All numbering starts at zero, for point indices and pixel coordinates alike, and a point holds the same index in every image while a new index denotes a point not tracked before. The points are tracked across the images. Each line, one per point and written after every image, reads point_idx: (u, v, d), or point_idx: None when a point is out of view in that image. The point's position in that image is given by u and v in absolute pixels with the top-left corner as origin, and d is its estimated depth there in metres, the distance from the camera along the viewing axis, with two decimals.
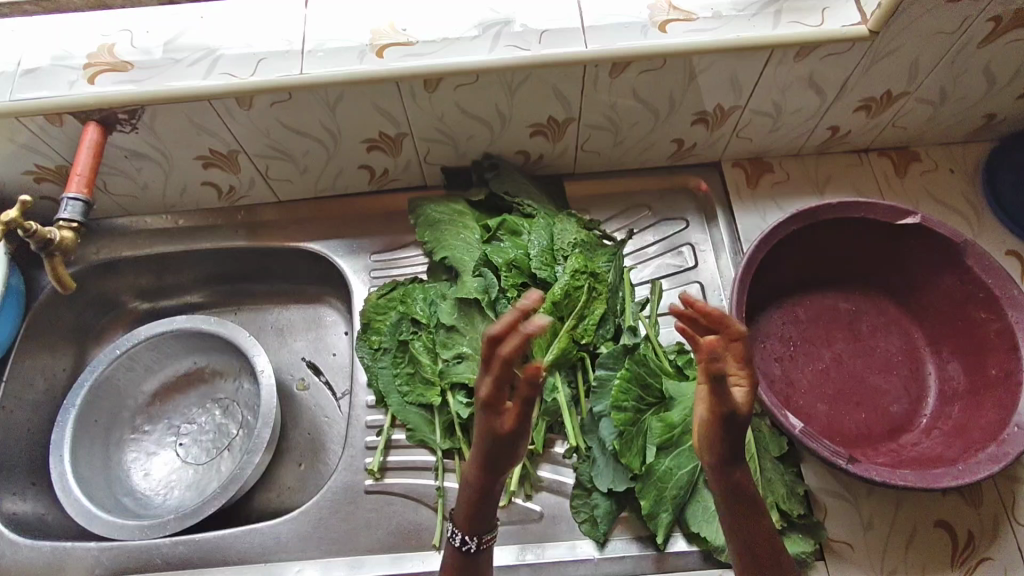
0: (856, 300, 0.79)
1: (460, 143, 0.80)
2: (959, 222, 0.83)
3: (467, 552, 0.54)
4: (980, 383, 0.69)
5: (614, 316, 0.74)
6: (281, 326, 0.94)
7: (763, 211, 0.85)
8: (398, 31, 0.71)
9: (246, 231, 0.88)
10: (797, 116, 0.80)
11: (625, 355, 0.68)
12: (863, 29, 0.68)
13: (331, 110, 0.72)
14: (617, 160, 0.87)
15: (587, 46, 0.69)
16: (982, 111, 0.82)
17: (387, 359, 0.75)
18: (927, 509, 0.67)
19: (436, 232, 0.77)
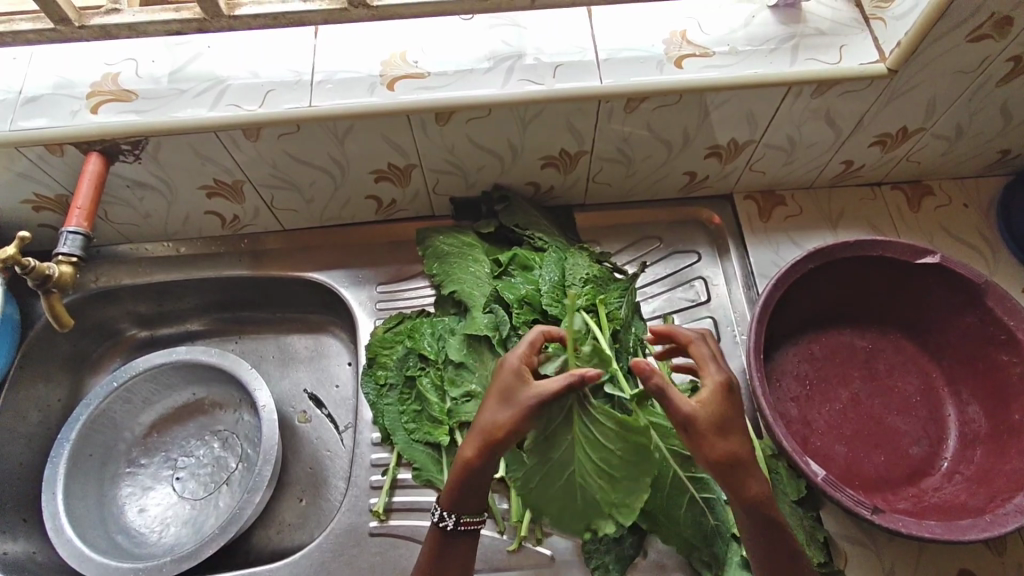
0: (873, 337, 0.77)
1: (470, 174, 0.79)
2: (973, 258, 0.82)
3: (443, 529, 0.60)
4: (1003, 427, 0.67)
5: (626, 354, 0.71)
6: (283, 356, 0.92)
7: (776, 245, 0.84)
8: (410, 63, 0.70)
9: (249, 259, 0.86)
10: (811, 150, 0.79)
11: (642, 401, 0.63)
12: (882, 67, 0.67)
13: (340, 141, 0.70)
14: (629, 192, 0.85)
15: (602, 81, 0.68)
16: (997, 146, 0.81)
17: (393, 395, 0.74)
18: (951, 557, 0.66)
19: (444, 266, 0.76)
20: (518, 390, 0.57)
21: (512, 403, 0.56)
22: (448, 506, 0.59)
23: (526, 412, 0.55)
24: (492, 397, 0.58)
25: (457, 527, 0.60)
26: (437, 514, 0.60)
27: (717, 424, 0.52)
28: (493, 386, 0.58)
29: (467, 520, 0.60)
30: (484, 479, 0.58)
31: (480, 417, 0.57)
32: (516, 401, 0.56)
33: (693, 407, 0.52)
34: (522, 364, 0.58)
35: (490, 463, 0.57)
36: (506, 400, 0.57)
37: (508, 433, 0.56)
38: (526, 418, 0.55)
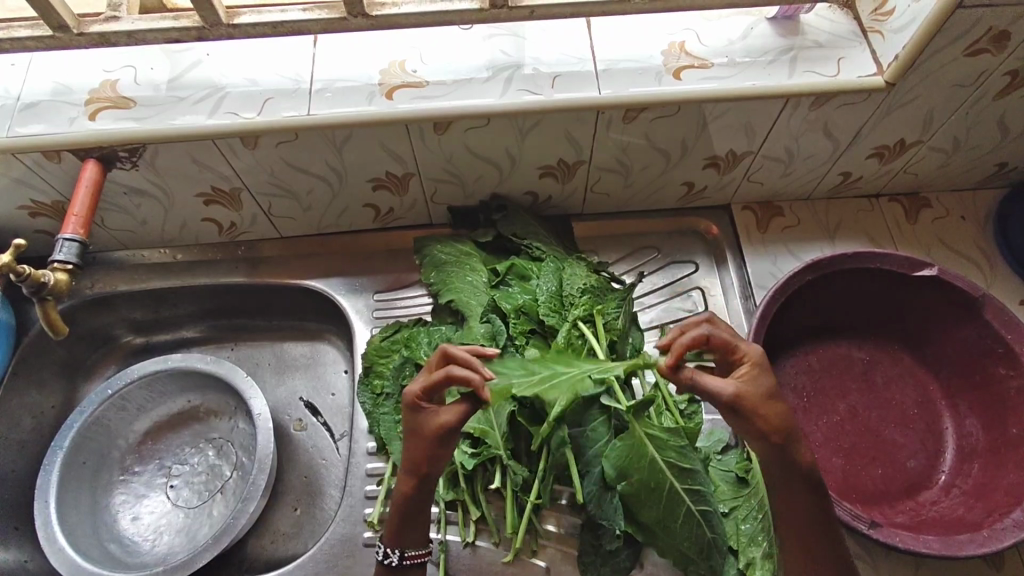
0: (870, 348, 0.77)
1: (468, 183, 0.79)
2: (970, 271, 0.82)
3: (387, 565, 0.61)
4: (1000, 441, 0.67)
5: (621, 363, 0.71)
6: (278, 363, 0.92)
7: (774, 256, 0.84)
8: (408, 71, 0.70)
9: (246, 267, 0.86)
10: (809, 161, 0.79)
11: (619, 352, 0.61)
12: (879, 79, 0.67)
13: (338, 149, 0.70)
14: (627, 202, 0.85)
15: (601, 92, 0.68)
16: (994, 159, 0.81)
17: (389, 404, 0.73)
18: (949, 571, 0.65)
19: (442, 274, 0.75)
20: (422, 423, 0.57)
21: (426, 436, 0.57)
22: (392, 542, 0.61)
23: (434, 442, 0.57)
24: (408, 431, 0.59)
25: (403, 561, 0.61)
26: (381, 552, 0.62)
27: (763, 399, 0.54)
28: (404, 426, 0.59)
29: (411, 555, 0.62)
30: (420, 509, 0.61)
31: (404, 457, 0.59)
32: (421, 433, 0.57)
33: (734, 388, 0.54)
34: (416, 398, 0.57)
35: (420, 491, 0.60)
36: (414, 434, 0.58)
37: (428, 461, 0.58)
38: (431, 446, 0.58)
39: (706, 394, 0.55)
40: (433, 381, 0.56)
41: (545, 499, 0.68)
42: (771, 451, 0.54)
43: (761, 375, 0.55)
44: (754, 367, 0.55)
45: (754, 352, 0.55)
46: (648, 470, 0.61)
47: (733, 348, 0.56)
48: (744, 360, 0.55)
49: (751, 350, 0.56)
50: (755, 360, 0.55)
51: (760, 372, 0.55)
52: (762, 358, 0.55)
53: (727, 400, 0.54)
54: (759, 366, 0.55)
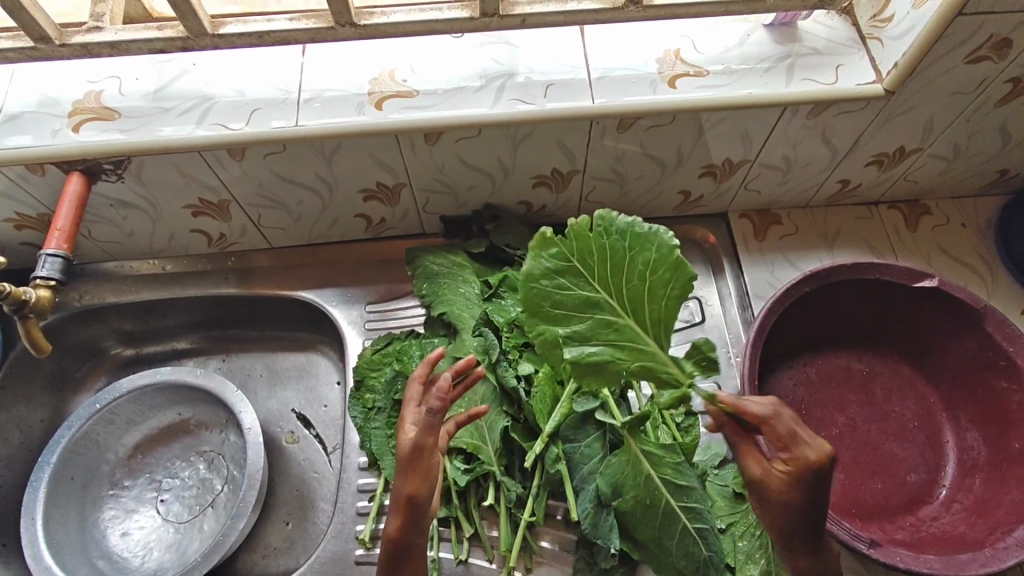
0: (871, 360, 0.76)
1: (461, 193, 0.78)
2: (972, 280, 0.81)
3: None
4: (1002, 456, 0.66)
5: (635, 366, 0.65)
6: (270, 375, 0.91)
7: (771, 264, 0.83)
8: (398, 81, 0.68)
9: (236, 278, 0.85)
10: (808, 169, 0.78)
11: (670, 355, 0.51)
12: (879, 87, 0.66)
13: (327, 160, 0.69)
14: (622, 211, 0.84)
15: (594, 101, 0.66)
16: (995, 166, 0.80)
17: (380, 419, 0.72)
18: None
19: (433, 286, 0.75)
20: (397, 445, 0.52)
21: (401, 467, 0.50)
22: None
23: (409, 465, 0.50)
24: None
25: None
26: None
27: (785, 500, 0.48)
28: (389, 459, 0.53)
29: None
30: (417, 551, 0.53)
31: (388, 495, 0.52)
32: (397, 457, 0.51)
33: (765, 474, 0.48)
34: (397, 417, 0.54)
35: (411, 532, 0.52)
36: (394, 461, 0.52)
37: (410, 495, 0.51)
38: (403, 472, 0.51)
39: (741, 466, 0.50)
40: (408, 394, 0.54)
41: (539, 517, 0.66)
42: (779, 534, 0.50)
43: (801, 481, 0.47)
44: (794, 474, 0.47)
45: (806, 458, 0.46)
46: (643, 486, 0.60)
47: (788, 438, 0.47)
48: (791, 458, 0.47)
49: (811, 454, 0.46)
50: (801, 467, 0.46)
51: (800, 480, 0.47)
52: (814, 470, 0.46)
53: (750, 478, 0.49)
54: (804, 475, 0.46)
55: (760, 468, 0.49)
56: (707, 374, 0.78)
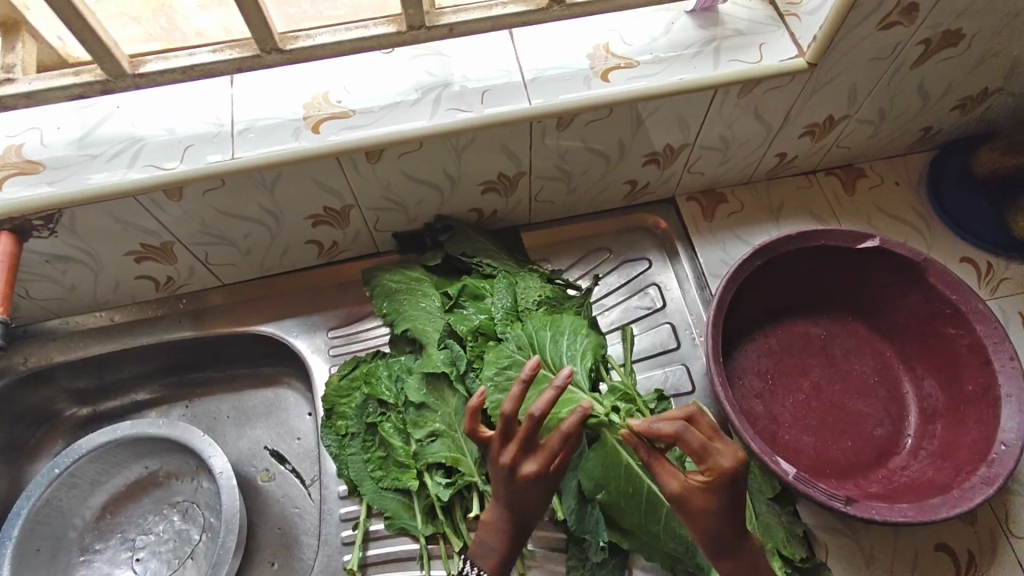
0: (827, 322, 0.78)
1: (411, 208, 0.78)
2: (910, 235, 0.84)
3: None
4: (958, 399, 0.69)
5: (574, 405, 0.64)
6: (239, 415, 0.89)
7: (724, 243, 0.85)
8: (332, 102, 0.67)
9: (191, 320, 0.83)
10: (746, 146, 0.80)
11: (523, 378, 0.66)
12: (801, 61, 0.68)
13: (269, 190, 0.68)
14: (572, 207, 0.85)
15: (531, 102, 0.67)
16: (919, 124, 0.83)
17: (356, 444, 0.71)
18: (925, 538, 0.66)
19: (394, 303, 0.75)
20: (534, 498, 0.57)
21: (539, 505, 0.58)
22: None
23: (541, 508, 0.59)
24: (501, 493, 0.58)
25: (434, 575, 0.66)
26: None
27: (705, 510, 0.51)
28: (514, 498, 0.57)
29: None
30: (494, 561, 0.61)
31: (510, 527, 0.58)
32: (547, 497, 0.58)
33: (680, 487, 0.52)
34: (540, 473, 0.56)
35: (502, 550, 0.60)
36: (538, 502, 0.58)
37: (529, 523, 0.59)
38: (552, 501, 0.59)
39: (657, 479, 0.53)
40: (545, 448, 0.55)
41: None
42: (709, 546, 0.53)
43: (717, 488, 0.51)
44: (709, 483, 0.51)
45: (719, 467, 0.50)
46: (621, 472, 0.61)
47: (699, 452, 0.51)
48: (704, 470, 0.51)
49: (721, 461, 0.50)
50: (716, 476, 0.50)
51: (714, 487, 0.51)
52: (725, 476, 0.50)
53: (668, 492, 0.53)
54: (718, 482, 0.51)
55: (675, 483, 0.52)
56: (674, 358, 0.80)
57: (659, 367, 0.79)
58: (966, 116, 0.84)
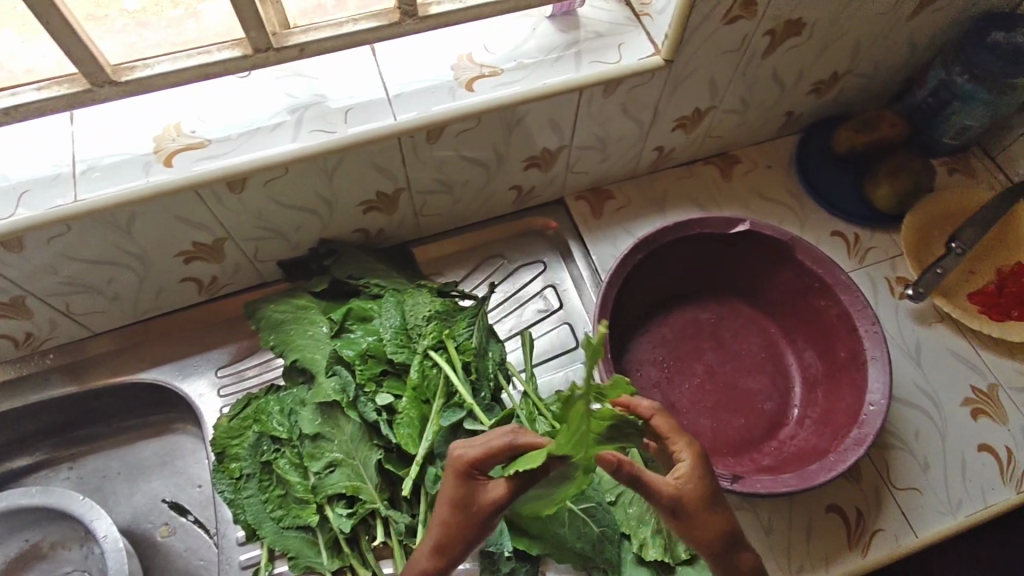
0: (715, 306, 0.81)
1: (290, 235, 0.75)
2: (785, 215, 0.88)
3: None
4: (834, 366, 0.73)
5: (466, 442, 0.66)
6: (132, 470, 0.84)
7: (613, 239, 0.86)
8: (185, 133, 0.64)
9: (61, 376, 0.77)
10: (622, 143, 0.82)
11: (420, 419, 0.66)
12: (658, 59, 0.70)
13: (125, 230, 0.64)
14: (461, 217, 0.84)
15: (396, 118, 0.66)
16: (782, 109, 0.87)
17: (252, 486, 0.68)
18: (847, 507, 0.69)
19: (281, 335, 0.72)
20: (471, 503, 0.50)
21: (463, 514, 0.50)
22: None
23: (481, 523, 0.51)
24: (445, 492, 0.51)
25: None
26: None
27: (701, 500, 0.48)
28: (446, 495, 0.51)
29: None
30: None
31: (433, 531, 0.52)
32: (472, 508, 0.50)
33: (673, 482, 0.49)
34: (473, 465, 0.50)
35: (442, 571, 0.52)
36: (460, 508, 0.50)
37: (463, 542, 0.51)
38: (477, 527, 0.51)
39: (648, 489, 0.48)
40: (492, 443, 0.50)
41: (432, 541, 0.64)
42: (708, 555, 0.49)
43: (702, 470, 0.50)
44: (697, 463, 0.50)
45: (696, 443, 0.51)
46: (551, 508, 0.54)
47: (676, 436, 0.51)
48: (683, 454, 0.51)
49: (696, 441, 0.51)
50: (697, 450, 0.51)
51: (702, 470, 0.50)
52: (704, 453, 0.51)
53: (664, 494, 0.48)
54: (701, 463, 0.50)
55: (668, 483, 0.48)
56: (574, 358, 0.81)
57: (560, 367, 0.80)
58: (823, 99, 0.88)
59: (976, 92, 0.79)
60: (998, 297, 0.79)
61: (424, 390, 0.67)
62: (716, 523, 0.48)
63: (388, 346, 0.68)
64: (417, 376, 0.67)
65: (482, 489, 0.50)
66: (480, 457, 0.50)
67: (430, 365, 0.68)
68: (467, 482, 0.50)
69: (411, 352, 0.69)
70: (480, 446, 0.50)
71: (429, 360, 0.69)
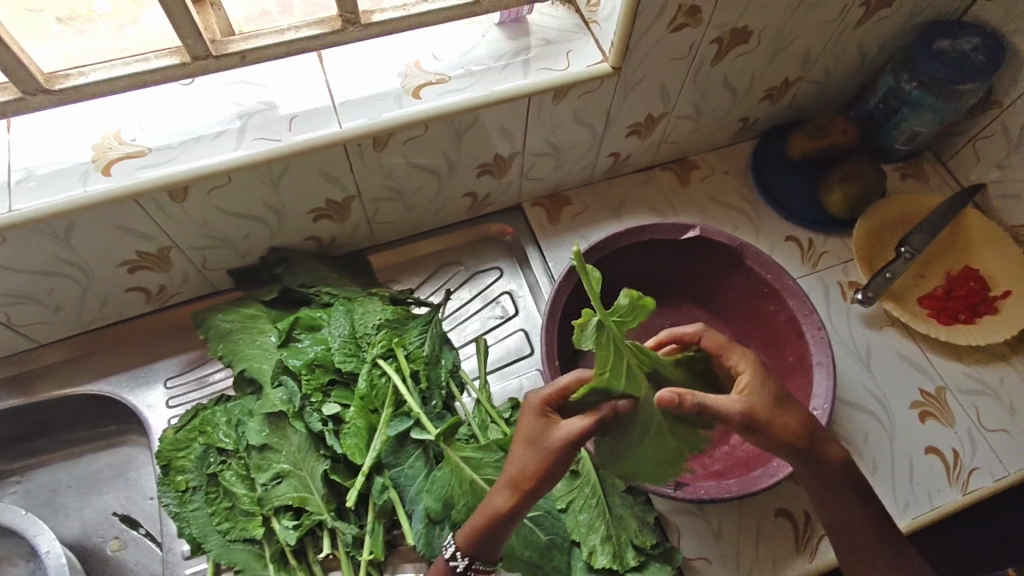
0: (668, 312, 0.81)
1: (239, 243, 0.74)
2: (740, 220, 0.89)
3: (453, 569, 0.58)
4: (783, 371, 0.73)
5: (415, 452, 0.65)
6: (82, 482, 0.83)
7: (569, 245, 0.86)
8: (125, 141, 0.63)
9: (5, 388, 0.76)
10: (576, 149, 0.82)
11: (368, 429, 0.65)
12: (606, 66, 0.70)
13: (64, 240, 0.63)
14: (416, 223, 0.84)
15: (342, 126, 0.65)
16: (736, 116, 0.88)
17: (198, 498, 0.68)
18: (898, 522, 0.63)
19: (229, 344, 0.71)
20: (547, 434, 0.55)
21: (535, 449, 0.54)
22: (462, 546, 0.57)
23: (563, 452, 0.54)
24: (521, 434, 0.56)
25: (467, 569, 0.58)
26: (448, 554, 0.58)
27: (773, 408, 0.55)
28: (522, 434, 0.56)
29: (473, 559, 0.57)
30: (506, 531, 0.56)
31: (510, 466, 0.55)
32: (545, 443, 0.54)
33: (743, 401, 0.54)
34: (546, 402, 0.56)
35: (516, 513, 0.55)
36: (534, 444, 0.55)
37: (538, 479, 0.54)
38: (555, 464, 0.54)
39: (720, 414, 0.52)
40: (563, 386, 0.56)
41: (379, 552, 0.63)
42: (788, 451, 0.56)
43: (766, 381, 0.56)
44: (756, 373, 0.57)
45: (751, 357, 0.58)
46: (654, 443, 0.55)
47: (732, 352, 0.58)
48: (741, 370, 0.57)
49: (748, 354, 0.58)
50: (754, 363, 0.57)
51: (768, 377, 0.57)
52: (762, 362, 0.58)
53: (738, 414, 0.53)
54: (761, 372, 0.57)
55: (738, 401, 0.53)
56: (529, 364, 0.81)
57: (515, 375, 0.80)
58: (777, 105, 0.89)
59: (922, 99, 0.80)
60: (946, 300, 0.80)
61: (373, 400, 0.67)
62: (792, 414, 0.56)
63: (336, 355, 0.67)
64: (365, 385, 0.66)
65: (556, 427, 0.55)
66: (556, 391, 0.56)
67: (379, 373, 0.68)
68: (546, 418, 0.56)
69: (361, 361, 0.68)
70: (556, 387, 0.57)
71: (379, 369, 0.68)
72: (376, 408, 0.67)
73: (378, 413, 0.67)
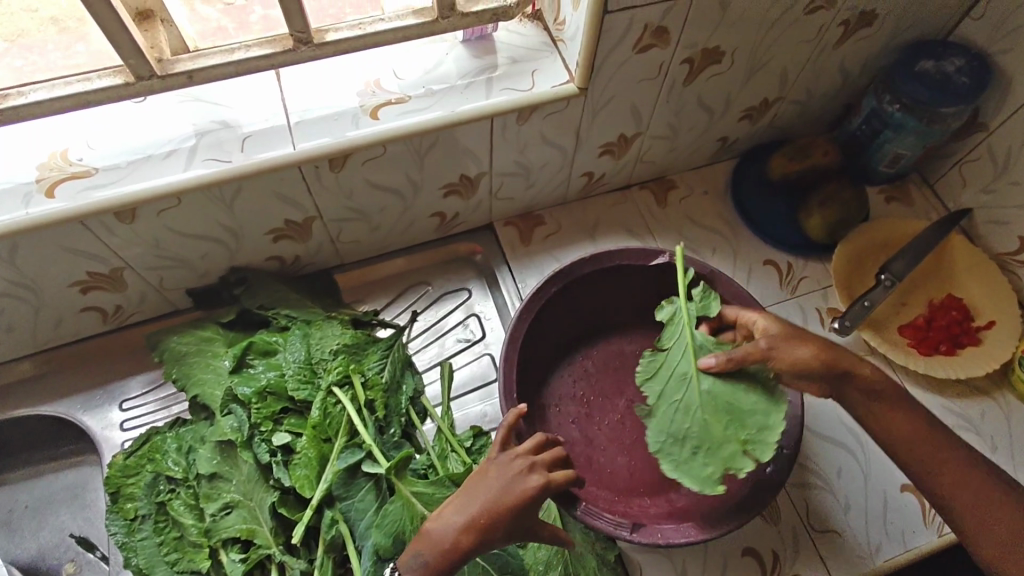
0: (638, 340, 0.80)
1: (197, 263, 0.72)
2: (718, 242, 0.86)
3: None
4: None
5: (368, 484, 0.63)
6: (39, 504, 0.81)
7: (540, 267, 0.84)
8: (71, 162, 0.61)
9: None
10: (547, 169, 0.80)
11: (319, 460, 0.63)
12: (572, 86, 0.68)
13: (9, 262, 0.61)
14: (383, 243, 0.82)
15: (296, 146, 0.63)
16: (714, 135, 0.85)
17: (147, 527, 0.66)
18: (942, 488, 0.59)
19: (182, 368, 0.70)
20: (519, 478, 0.55)
21: (509, 483, 0.54)
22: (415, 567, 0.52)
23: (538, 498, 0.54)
24: (485, 472, 0.56)
25: None
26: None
27: (791, 335, 0.60)
28: (484, 467, 0.56)
29: None
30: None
31: (472, 500, 0.54)
32: (521, 484, 0.54)
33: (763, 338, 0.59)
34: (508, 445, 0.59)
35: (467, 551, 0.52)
36: (508, 479, 0.54)
37: (497, 521, 0.53)
38: (524, 511, 0.53)
39: (749, 356, 0.58)
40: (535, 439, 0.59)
41: None
42: (823, 375, 0.58)
43: (780, 323, 0.62)
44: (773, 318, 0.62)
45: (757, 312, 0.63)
46: (691, 413, 0.60)
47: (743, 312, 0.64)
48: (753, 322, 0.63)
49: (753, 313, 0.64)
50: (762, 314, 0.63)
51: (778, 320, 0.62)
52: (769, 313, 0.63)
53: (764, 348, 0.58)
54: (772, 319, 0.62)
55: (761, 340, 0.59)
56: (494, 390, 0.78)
57: (479, 401, 0.78)
58: (757, 125, 0.86)
59: (905, 121, 0.77)
60: (926, 330, 0.77)
61: (326, 429, 0.64)
62: (808, 344, 0.59)
63: (289, 382, 0.65)
64: (317, 415, 0.64)
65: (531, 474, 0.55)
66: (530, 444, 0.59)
67: (334, 401, 0.65)
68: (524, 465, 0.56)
69: (315, 388, 0.66)
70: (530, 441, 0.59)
71: (333, 397, 0.66)
72: (329, 438, 0.64)
73: (330, 443, 0.64)
